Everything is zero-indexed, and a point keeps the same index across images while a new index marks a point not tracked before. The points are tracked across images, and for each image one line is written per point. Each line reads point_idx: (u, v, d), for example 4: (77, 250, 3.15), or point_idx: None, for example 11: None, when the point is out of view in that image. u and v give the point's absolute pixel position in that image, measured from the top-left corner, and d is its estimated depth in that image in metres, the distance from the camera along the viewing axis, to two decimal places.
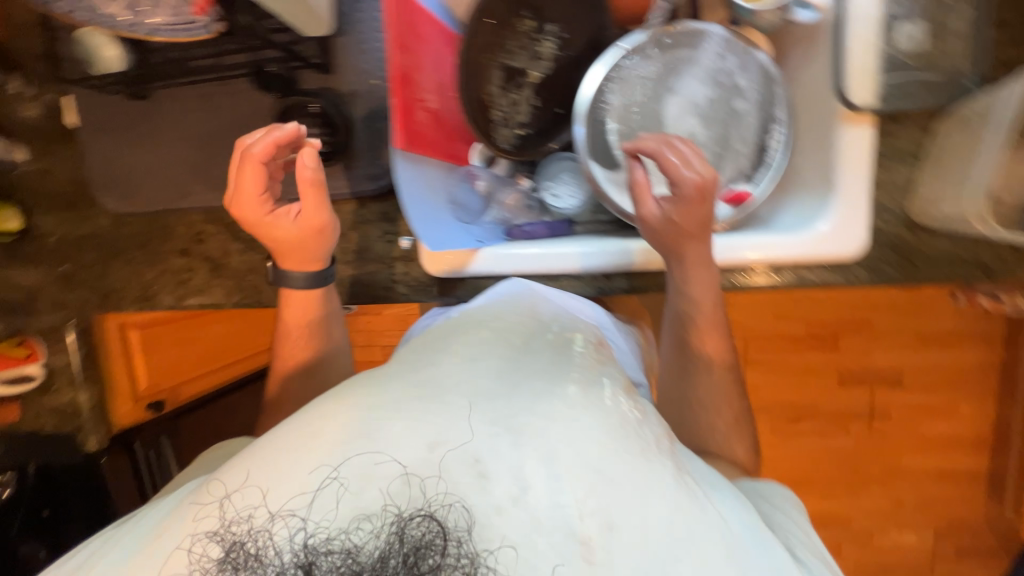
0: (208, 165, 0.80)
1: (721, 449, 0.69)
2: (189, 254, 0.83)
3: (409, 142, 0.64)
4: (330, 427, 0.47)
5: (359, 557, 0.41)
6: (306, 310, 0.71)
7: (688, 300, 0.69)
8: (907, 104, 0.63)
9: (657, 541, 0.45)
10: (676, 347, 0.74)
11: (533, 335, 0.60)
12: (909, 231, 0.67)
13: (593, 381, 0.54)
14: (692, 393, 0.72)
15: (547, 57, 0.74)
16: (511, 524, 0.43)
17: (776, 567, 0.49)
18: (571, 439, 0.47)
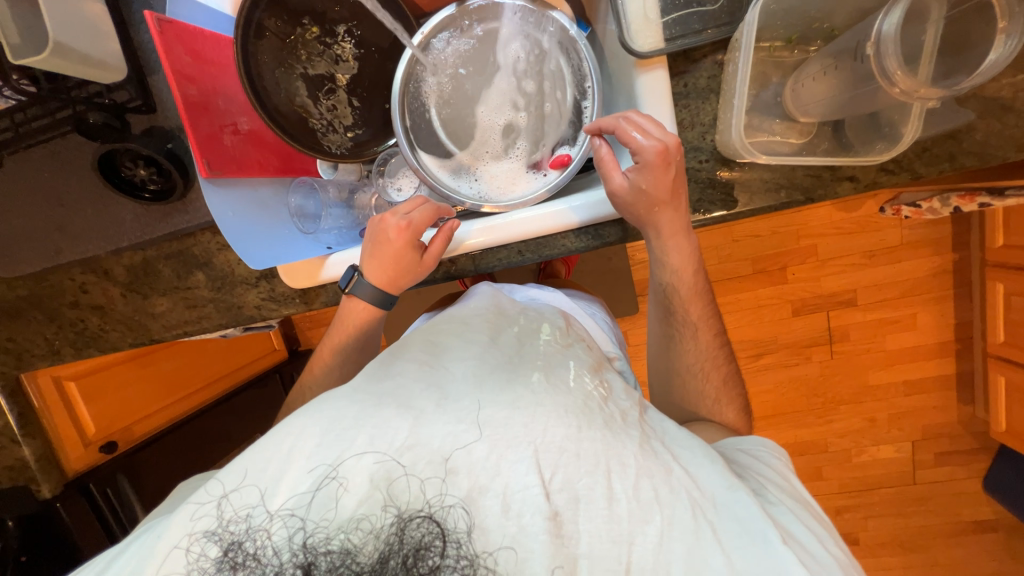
0: (70, 219, 0.83)
1: (710, 412, 0.76)
2: (79, 306, 0.89)
3: (220, 168, 0.67)
4: (316, 432, 0.51)
5: (359, 557, 0.47)
6: (362, 322, 0.74)
7: (669, 272, 0.72)
8: (693, 40, 0.62)
9: (627, 509, 0.50)
10: (660, 321, 0.78)
11: (502, 327, 0.68)
12: (723, 166, 0.67)
13: (557, 367, 0.61)
14: (679, 360, 0.77)
15: (351, 58, 0.74)
16: (491, 512, 0.48)
17: (753, 518, 0.52)
18: (541, 425, 0.52)
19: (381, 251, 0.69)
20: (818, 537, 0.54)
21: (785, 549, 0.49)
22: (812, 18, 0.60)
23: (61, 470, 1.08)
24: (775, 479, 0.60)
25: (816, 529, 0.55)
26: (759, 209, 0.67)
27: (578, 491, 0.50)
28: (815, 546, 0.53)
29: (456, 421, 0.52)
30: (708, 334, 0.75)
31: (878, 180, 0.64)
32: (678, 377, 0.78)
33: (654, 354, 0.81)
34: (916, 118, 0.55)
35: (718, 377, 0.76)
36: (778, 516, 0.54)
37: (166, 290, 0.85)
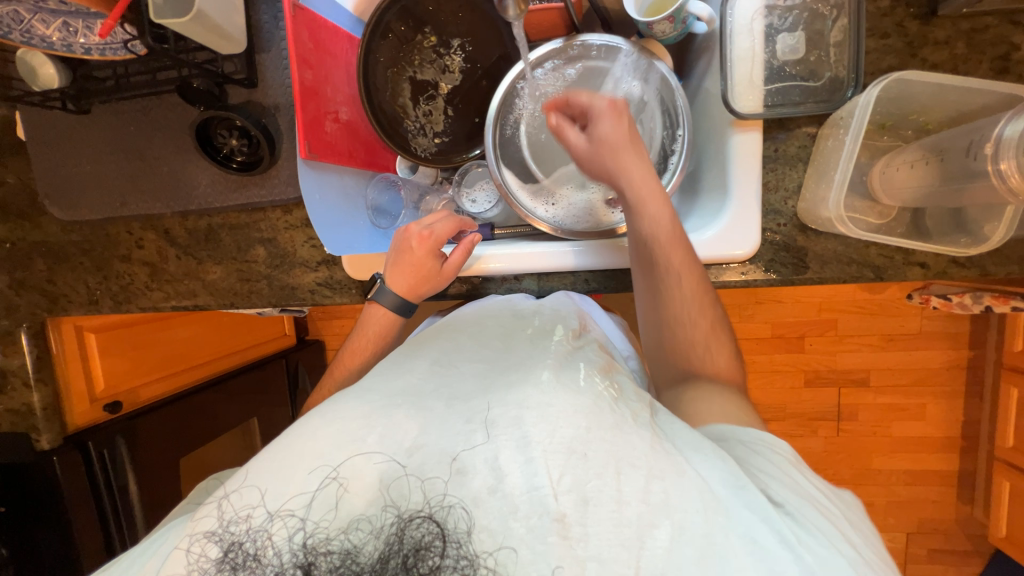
0: (144, 174, 0.84)
1: (706, 377, 0.62)
2: (130, 260, 0.88)
3: (316, 151, 0.68)
4: (325, 434, 0.50)
5: (359, 558, 0.44)
6: (382, 329, 0.73)
7: (639, 210, 0.63)
8: (793, 110, 0.65)
9: (636, 512, 0.44)
10: (644, 278, 0.66)
11: (513, 331, 0.65)
12: (800, 232, 0.69)
13: (568, 368, 0.55)
14: (667, 318, 0.65)
15: (457, 70, 0.78)
16: (491, 513, 0.45)
17: (763, 521, 0.44)
18: (548, 425, 0.48)
19: (399, 257, 0.71)
20: (843, 536, 0.45)
21: (789, 549, 0.42)
22: (911, 111, 0.63)
23: (63, 423, 1.03)
24: (787, 468, 0.50)
25: (838, 527, 0.46)
26: (828, 279, 0.69)
27: (585, 493, 0.45)
28: (840, 552, 0.43)
29: (463, 422, 0.50)
30: (694, 283, 0.64)
31: (947, 270, 0.66)
32: (666, 334, 0.66)
33: (644, 321, 0.69)
34: (1008, 221, 0.57)
35: (711, 325, 0.64)
36: (793, 512, 0.45)
37: (221, 259, 0.85)
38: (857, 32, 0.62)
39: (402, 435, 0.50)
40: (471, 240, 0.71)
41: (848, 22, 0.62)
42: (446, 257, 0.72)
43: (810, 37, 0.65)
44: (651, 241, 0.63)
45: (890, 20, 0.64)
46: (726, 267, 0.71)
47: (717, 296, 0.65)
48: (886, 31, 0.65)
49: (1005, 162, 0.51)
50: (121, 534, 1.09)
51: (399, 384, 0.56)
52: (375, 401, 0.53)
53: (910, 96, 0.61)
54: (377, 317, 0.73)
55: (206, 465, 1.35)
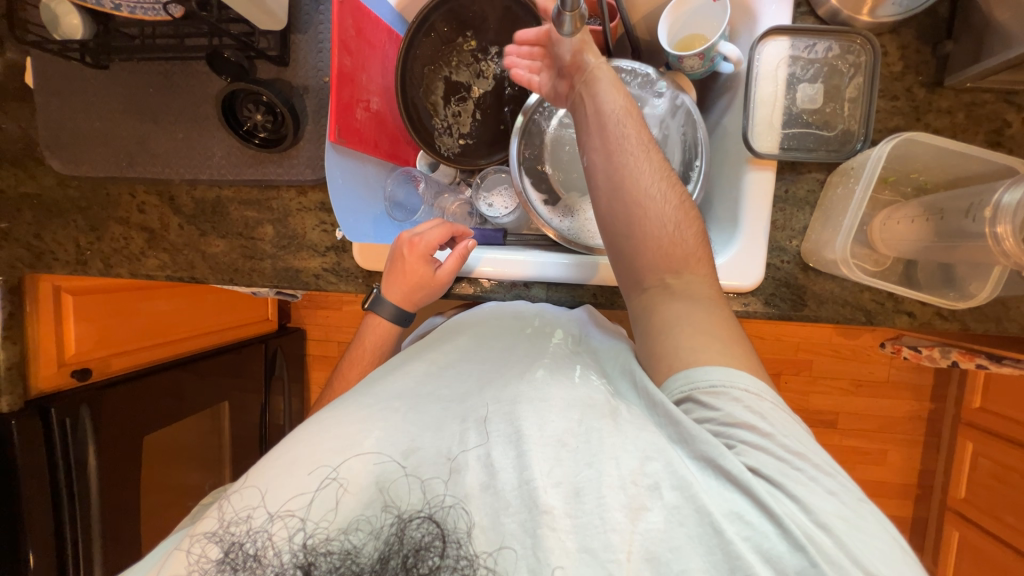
0: (156, 138, 0.82)
1: (686, 289, 0.54)
2: (127, 223, 0.85)
3: (344, 137, 0.68)
4: (328, 437, 0.49)
5: (359, 558, 0.45)
6: (382, 331, 0.73)
7: (602, 100, 0.59)
8: (805, 155, 0.69)
9: (625, 494, 0.44)
10: (607, 164, 0.57)
11: (513, 332, 0.64)
12: (801, 270, 0.73)
13: (564, 364, 0.56)
14: (635, 205, 0.55)
15: (491, 76, 0.80)
16: (483, 508, 0.45)
17: (746, 496, 0.43)
18: (538, 419, 0.48)
19: (395, 268, 0.71)
20: (835, 489, 0.43)
21: (770, 520, 0.41)
22: (913, 170, 0.67)
23: (26, 387, 0.98)
24: (772, 418, 0.46)
25: (832, 483, 0.44)
26: (823, 318, 0.73)
27: (577, 484, 0.45)
28: (832, 511, 0.42)
29: (461, 422, 0.50)
30: (659, 160, 0.57)
31: (932, 322, 0.71)
32: (629, 234, 0.56)
33: (607, 228, 0.58)
34: (993, 282, 0.61)
35: (679, 208, 0.56)
36: (776, 475, 0.43)
37: (226, 233, 0.83)
38: (871, 91, 0.66)
39: (412, 429, 0.49)
40: (463, 247, 0.71)
41: (863, 81, 0.67)
42: (440, 263, 0.72)
43: (828, 90, 0.69)
44: (614, 121, 0.57)
45: (901, 85, 0.69)
46: (729, 297, 0.73)
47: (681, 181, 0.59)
48: (896, 95, 0.70)
49: (1002, 226, 0.56)
50: (71, 513, 1.01)
51: (408, 379, 0.55)
52: (375, 405, 0.52)
53: (914, 157, 0.66)
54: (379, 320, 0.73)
55: (168, 447, 1.27)
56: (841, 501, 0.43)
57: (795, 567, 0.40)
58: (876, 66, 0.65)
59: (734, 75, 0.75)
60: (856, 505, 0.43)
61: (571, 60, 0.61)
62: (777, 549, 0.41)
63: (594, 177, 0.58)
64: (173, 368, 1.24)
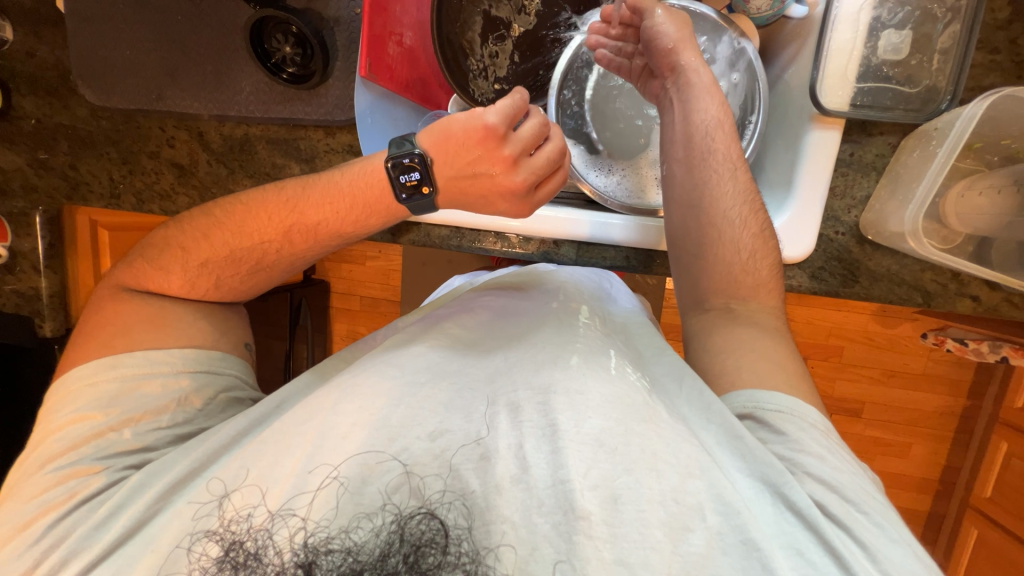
0: (185, 70, 0.80)
1: (750, 312, 0.55)
2: (158, 157, 0.85)
3: (376, 72, 0.65)
4: (336, 420, 0.48)
5: (360, 556, 0.41)
6: (350, 204, 0.60)
7: (694, 109, 0.61)
8: (880, 114, 0.62)
9: (667, 513, 0.41)
10: (688, 177, 0.61)
11: (537, 309, 0.61)
12: (857, 244, 0.67)
13: (598, 350, 0.53)
14: (710, 223, 0.59)
15: (533, 12, 0.74)
16: (515, 503, 0.43)
17: (810, 530, 0.42)
18: (576, 414, 0.46)
19: (469, 164, 0.59)
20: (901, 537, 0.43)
21: (837, 561, 0.40)
22: (1005, 134, 0.60)
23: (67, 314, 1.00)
24: (833, 452, 0.46)
25: (897, 531, 0.43)
26: (874, 297, 0.67)
27: (614, 490, 0.42)
28: (901, 561, 0.41)
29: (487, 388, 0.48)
30: (742, 181, 0.59)
31: (999, 308, 0.65)
32: (699, 250, 0.59)
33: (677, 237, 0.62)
34: None
35: (756, 235, 0.58)
36: (842, 515, 0.42)
37: (253, 174, 0.82)
38: (968, 41, 0.58)
39: (437, 411, 0.48)
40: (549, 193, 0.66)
41: (961, 28, 0.58)
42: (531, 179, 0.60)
43: (916, 39, 0.61)
44: (701, 135, 0.60)
45: (1004, 35, 0.60)
46: None
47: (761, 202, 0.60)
48: (996, 47, 0.61)
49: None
50: None
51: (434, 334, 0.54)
52: (401, 376, 0.51)
53: (1010, 117, 0.58)
54: (360, 190, 0.60)
55: None
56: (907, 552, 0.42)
57: None
58: (978, 9, 0.56)
59: (806, 20, 0.67)
60: (918, 555, 0.43)
61: (666, 61, 0.63)
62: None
63: (672, 189, 0.62)
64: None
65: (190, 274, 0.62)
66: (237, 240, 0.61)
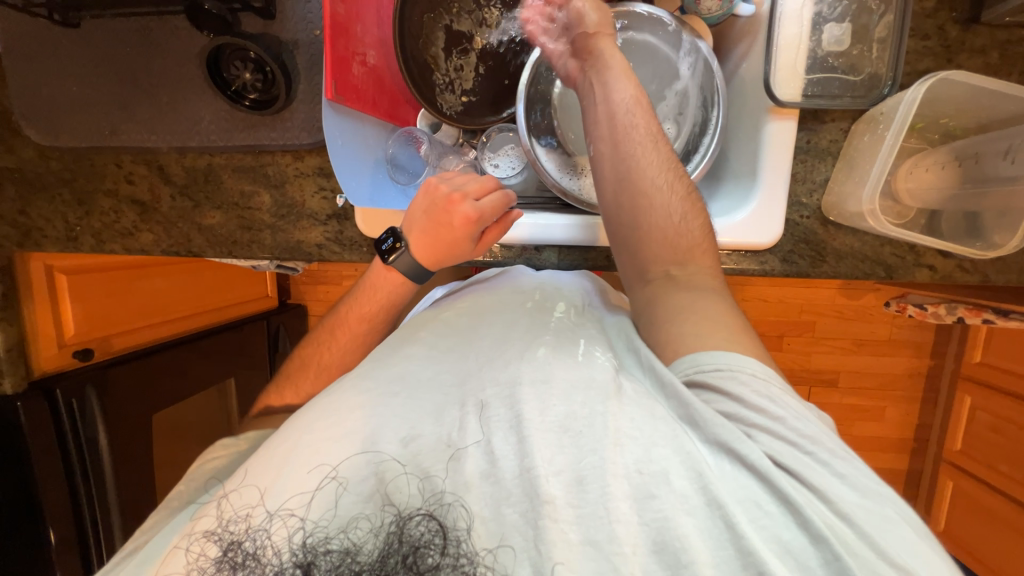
0: (138, 103, 0.77)
1: (689, 279, 0.54)
2: (116, 195, 0.81)
3: (341, 93, 0.64)
4: (325, 424, 0.48)
5: (359, 556, 0.44)
6: (391, 296, 0.66)
7: (614, 86, 0.60)
8: (829, 102, 0.66)
9: (632, 484, 0.43)
10: (614, 154, 0.58)
11: (511, 306, 0.62)
12: (821, 226, 0.71)
13: (565, 341, 0.54)
14: (642, 196, 0.56)
15: (495, 24, 0.75)
16: (482, 498, 0.45)
17: (763, 483, 0.42)
18: (539, 403, 0.47)
19: (433, 219, 0.62)
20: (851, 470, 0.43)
21: (787, 510, 0.41)
22: (943, 114, 0.65)
23: (27, 366, 0.96)
24: (785, 401, 0.45)
25: (850, 471, 0.43)
26: (842, 274, 0.71)
27: (580, 472, 0.44)
28: (855, 503, 0.41)
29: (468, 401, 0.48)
30: (665, 152, 0.58)
31: (953, 274, 0.69)
32: (633, 225, 0.56)
33: (611, 220, 0.59)
34: (1022, 233, 0.59)
35: (684, 199, 0.57)
36: (794, 466, 0.42)
37: (221, 204, 0.79)
38: (902, 29, 0.62)
39: (412, 417, 0.48)
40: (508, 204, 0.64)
41: (894, 18, 0.62)
42: (480, 237, 0.65)
43: (855, 30, 0.65)
44: (623, 112, 0.58)
45: (933, 22, 0.65)
46: (745, 255, 0.71)
47: (683, 169, 0.59)
48: (927, 33, 0.65)
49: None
50: (87, 490, 1.02)
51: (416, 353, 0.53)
52: (376, 388, 0.51)
53: (946, 98, 0.62)
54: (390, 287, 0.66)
55: (177, 425, 1.26)
56: (856, 486, 0.42)
57: (818, 560, 0.40)
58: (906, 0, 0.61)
59: (754, 17, 0.71)
60: (874, 496, 0.42)
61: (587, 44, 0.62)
62: (796, 542, 0.41)
63: (601, 169, 0.59)
64: (173, 347, 1.23)
65: (283, 391, 0.69)
66: (316, 355, 0.68)
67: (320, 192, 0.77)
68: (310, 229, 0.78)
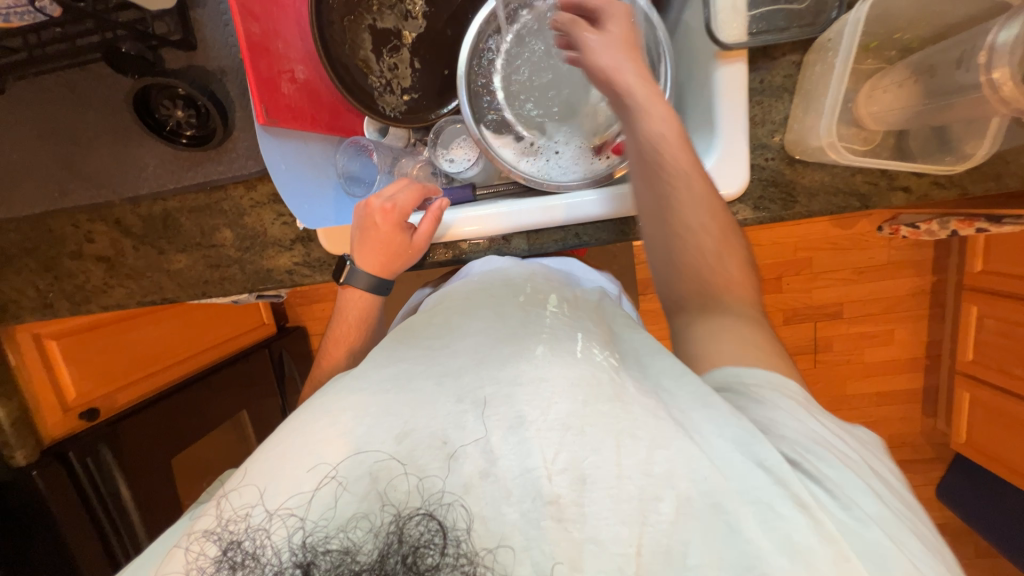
0: (82, 159, 0.75)
1: (728, 307, 0.56)
2: (80, 256, 0.81)
3: (276, 116, 0.62)
4: (318, 430, 0.47)
5: (358, 557, 0.41)
6: (361, 315, 0.68)
7: (642, 122, 0.59)
8: (777, 36, 0.63)
9: (639, 485, 0.43)
10: (649, 197, 0.60)
11: (504, 300, 0.61)
12: (787, 165, 0.69)
13: (564, 337, 0.53)
14: (677, 238, 0.58)
15: (420, 15, 0.72)
16: (484, 499, 0.43)
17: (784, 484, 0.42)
18: (542, 403, 0.46)
19: (366, 235, 0.66)
20: (871, 490, 0.44)
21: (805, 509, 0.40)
22: (896, 29, 0.62)
23: (37, 437, 0.98)
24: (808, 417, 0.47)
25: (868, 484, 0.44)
26: (816, 212, 0.69)
27: (582, 470, 0.43)
28: (876, 514, 0.42)
29: (454, 401, 0.48)
30: (699, 187, 0.58)
31: (930, 192, 0.67)
32: (670, 262, 0.59)
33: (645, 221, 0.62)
34: (993, 135, 0.56)
35: (719, 235, 0.58)
36: (813, 471, 0.43)
37: (185, 247, 0.79)
38: None
39: (405, 411, 0.48)
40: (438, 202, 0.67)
41: None
42: (414, 228, 0.67)
43: None
44: (653, 151, 0.58)
45: None
46: None
47: (719, 201, 0.59)
48: None
49: (999, 70, 0.51)
50: (120, 538, 1.05)
51: (391, 369, 0.53)
52: (369, 388, 0.51)
53: (897, 11, 0.60)
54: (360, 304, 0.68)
55: (195, 464, 1.28)
56: (875, 500, 0.43)
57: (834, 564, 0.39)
58: None
59: None
60: (891, 508, 0.44)
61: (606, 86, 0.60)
62: (806, 544, 0.39)
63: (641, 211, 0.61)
64: (179, 393, 1.22)
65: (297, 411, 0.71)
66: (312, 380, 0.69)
67: (281, 217, 0.76)
68: (277, 256, 0.77)
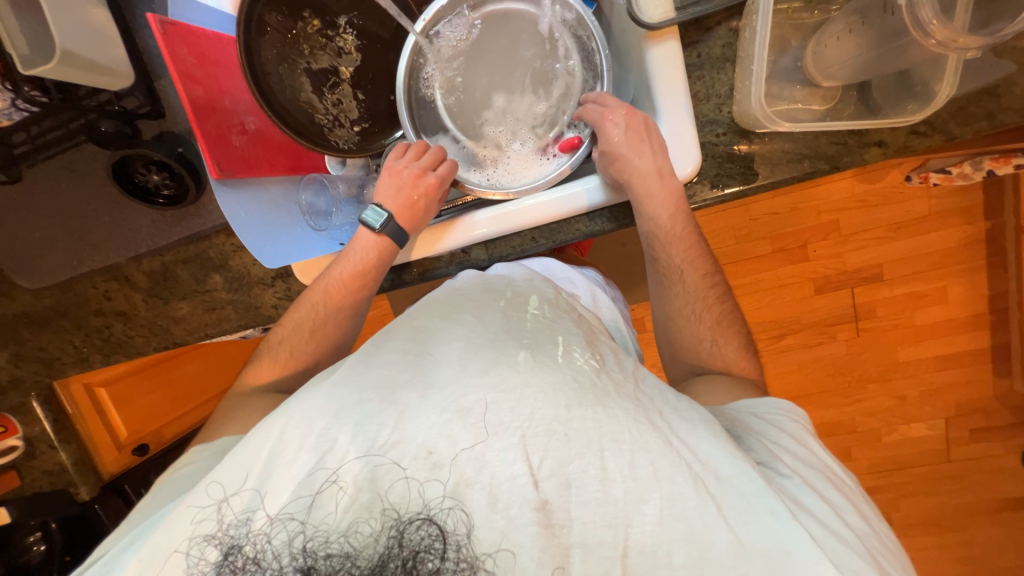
0: (90, 229, 0.84)
1: (718, 374, 0.67)
2: (103, 313, 0.90)
3: (229, 168, 0.67)
4: (304, 436, 0.47)
5: (359, 560, 0.42)
6: (371, 262, 0.70)
7: (645, 219, 0.66)
8: (706, 6, 0.60)
9: (623, 489, 0.44)
10: (654, 285, 0.72)
11: (485, 305, 0.57)
12: (741, 140, 0.64)
13: (545, 341, 0.53)
14: (672, 321, 0.70)
15: (353, 50, 0.76)
16: (475, 505, 0.43)
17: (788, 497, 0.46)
18: (528, 405, 0.46)
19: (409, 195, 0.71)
20: (855, 506, 0.51)
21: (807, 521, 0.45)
22: None
23: (98, 474, 1.09)
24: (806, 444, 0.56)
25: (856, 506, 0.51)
26: (781, 181, 0.64)
27: (568, 474, 0.44)
28: (863, 528, 0.48)
29: (439, 411, 0.46)
30: (694, 279, 0.68)
31: (909, 143, 0.61)
32: (668, 332, 0.72)
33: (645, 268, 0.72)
34: (951, 74, 0.53)
35: (715, 320, 0.68)
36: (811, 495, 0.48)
37: (184, 294, 0.86)
38: None
39: (387, 420, 0.46)
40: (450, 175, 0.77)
41: None
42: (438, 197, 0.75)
43: None
44: (653, 251, 0.68)
45: None
46: None
47: (715, 284, 0.69)
48: None
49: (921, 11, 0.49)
50: None
51: None
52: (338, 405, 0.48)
53: None
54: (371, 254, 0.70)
55: None
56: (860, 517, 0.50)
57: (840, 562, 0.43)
58: None
59: None
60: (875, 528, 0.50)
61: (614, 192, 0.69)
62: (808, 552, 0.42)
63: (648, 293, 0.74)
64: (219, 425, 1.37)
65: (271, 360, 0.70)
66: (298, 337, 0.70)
67: None
68: (262, 292, 0.83)
